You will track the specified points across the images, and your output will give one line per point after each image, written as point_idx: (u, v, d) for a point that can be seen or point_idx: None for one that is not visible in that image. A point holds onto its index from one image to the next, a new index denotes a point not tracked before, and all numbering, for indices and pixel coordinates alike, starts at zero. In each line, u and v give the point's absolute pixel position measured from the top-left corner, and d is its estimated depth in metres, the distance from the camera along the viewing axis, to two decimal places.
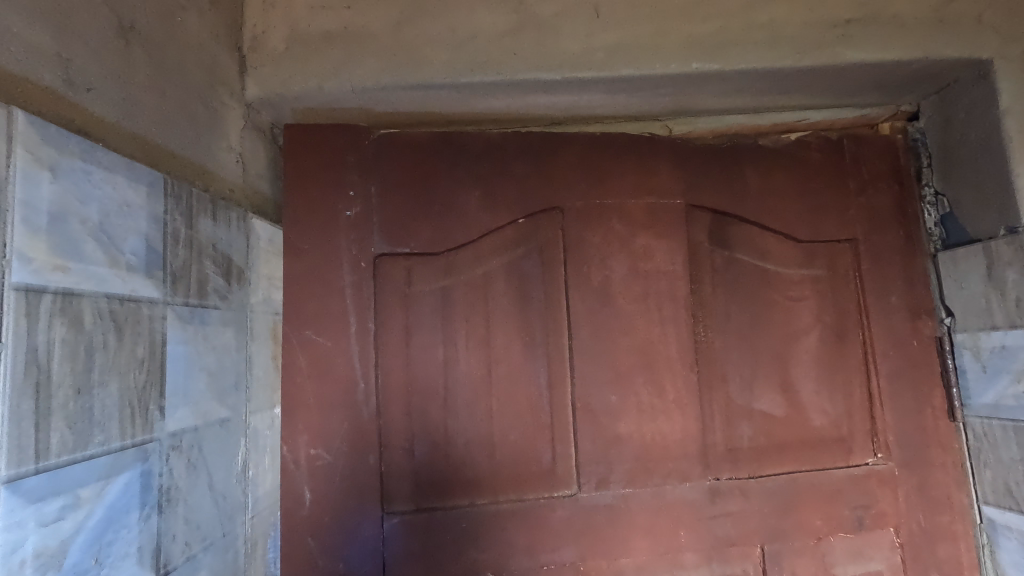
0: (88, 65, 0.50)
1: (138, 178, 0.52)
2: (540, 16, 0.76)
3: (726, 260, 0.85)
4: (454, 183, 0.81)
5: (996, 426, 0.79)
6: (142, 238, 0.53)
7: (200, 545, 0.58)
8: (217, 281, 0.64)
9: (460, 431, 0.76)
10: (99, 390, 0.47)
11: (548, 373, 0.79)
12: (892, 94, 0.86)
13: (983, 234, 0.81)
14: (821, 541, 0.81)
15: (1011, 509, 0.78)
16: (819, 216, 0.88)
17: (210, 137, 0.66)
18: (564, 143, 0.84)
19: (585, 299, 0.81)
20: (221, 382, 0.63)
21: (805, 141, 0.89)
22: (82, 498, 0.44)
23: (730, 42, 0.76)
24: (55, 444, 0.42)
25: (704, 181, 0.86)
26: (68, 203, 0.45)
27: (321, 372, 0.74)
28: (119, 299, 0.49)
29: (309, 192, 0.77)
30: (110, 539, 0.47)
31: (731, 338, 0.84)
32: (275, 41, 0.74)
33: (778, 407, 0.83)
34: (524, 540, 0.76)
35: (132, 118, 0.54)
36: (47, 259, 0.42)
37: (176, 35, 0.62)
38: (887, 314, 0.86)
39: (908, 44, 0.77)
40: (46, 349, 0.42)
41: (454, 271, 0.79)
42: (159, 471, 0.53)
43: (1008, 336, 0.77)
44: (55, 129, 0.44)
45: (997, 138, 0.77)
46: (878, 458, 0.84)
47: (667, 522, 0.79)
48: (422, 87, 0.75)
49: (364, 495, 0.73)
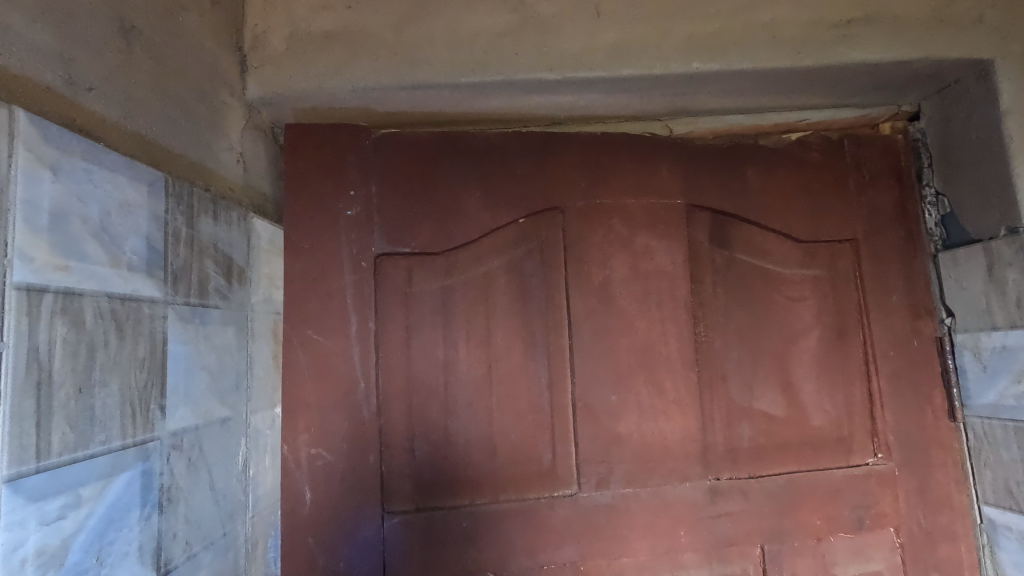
0: (90, 65, 0.50)
1: (139, 178, 0.53)
2: (541, 16, 0.76)
3: (727, 260, 0.85)
4: (454, 183, 0.81)
5: (996, 426, 0.79)
6: (143, 237, 0.53)
7: (201, 545, 0.58)
8: (218, 281, 0.64)
9: (461, 430, 0.76)
10: (100, 389, 0.47)
11: (548, 373, 0.79)
12: (893, 95, 0.86)
13: (984, 235, 0.81)
14: (821, 541, 0.81)
15: (1011, 510, 0.78)
16: (820, 216, 0.88)
17: (211, 136, 0.66)
18: (564, 143, 0.84)
19: (585, 298, 0.81)
20: (222, 382, 0.63)
21: (805, 141, 0.89)
22: (83, 497, 0.44)
23: (731, 42, 0.76)
24: (56, 443, 0.42)
25: (705, 181, 0.86)
26: (69, 203, 0.45)
27: (321, 372, 0.75)
28: (120, 298, 0.49)
29: (309, 191, 0.77)
30: (111, 538, 0.47)
31: (731, 338, 0.84)
32: (276, 40, 0.74)
33: (778, 407, 0.83)
34: (524, 540, 0.76)
35: (133, 118, 0.54)
36: (49, 259, 0.42)
37: (177, 35, 0.62)
38: (887, 313, 0.86)
39: (909, 44, 0.77)
40: (48, 348, 0.42)
41: (454, 271, 0.79)
42: (159, 470, 0.53)
43: (1009, 336, 0.77)
44: (57, 129, 0.44)
45: (997, 139, 0.77)
46: (878, 458, 0.84)
47: (667, 522, 0.79)
48: (423, 87, 0.75)
49: (364, 494, 0.73)
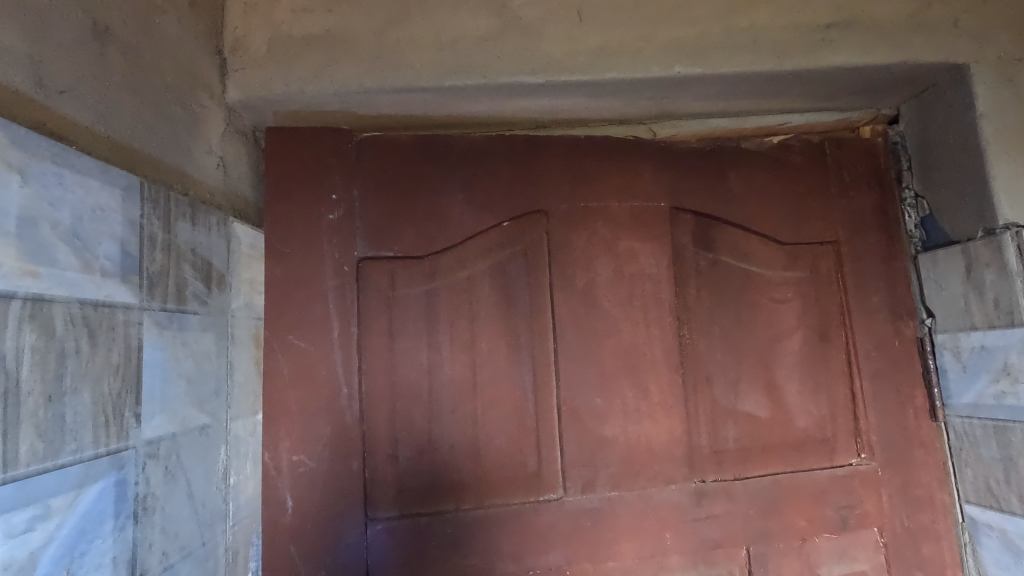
0: (60, 68, 0.49)
1: (113, 182, 0.52)
2: (523, 20, 0.76)
3: (710, 263, 0.85)
4: (438, 187, 0.80)
5: (977, 425, 0.80)
6: (116, 242, 0.52)
7: (178, 555, 0.57)
8: (196, 286, 0.63)
9: (445, 434, 0.76)
10: (71, 398, 0.46)
11: (532, 376, 0.79)
12: (872, 98, 0.87)
13: (962, 236, 0.82)
14: (806, 542, 0.82)
15: (992, 508, 0.78)
16: (802, 218, 0.88)
17: (189, 138, 0.65)
18: (548, 146, 0.84)
19: (570, 302, 0.81)
20: (201, 389, 0.62)
21: (787, 144, 0.90)
22: (53, 508, 0.43)
23: (712, 46, 0.76)
24: (24, 453, 0.41)
25: (688, 183, 0.86)
26: (39, 208, 0.44)
27: (304, 377, 0.74)
28: (93, 305, 0.48)
29: (291, 195, 0.77)
30: (83, 549, 0.46)
31: (715, 339, 0.84)
32: (257, 43, 0.73)
33: (763, 409, 0.84)
34: (509, 545, 0.75)
35: (106, 120, 0.53)
36: (17, 265, 0.41)
37: (154, 38, 0.61)
38: (869, 314, 0.87)
39: (887, 48, 0.77)
40: (15, 356, 0.41)
41: (438, 275, 0.78)
42: (134, 480, 0.52)
43: (987, 337, 0.78)
44: (26, 132, 0.43)
45: (974, 142, 0.78)
46: (862, 458, 0.84)
47: (653, 524, 0.79)
48: (405, 91, 0.74)
49: (348, 500, 0.73)
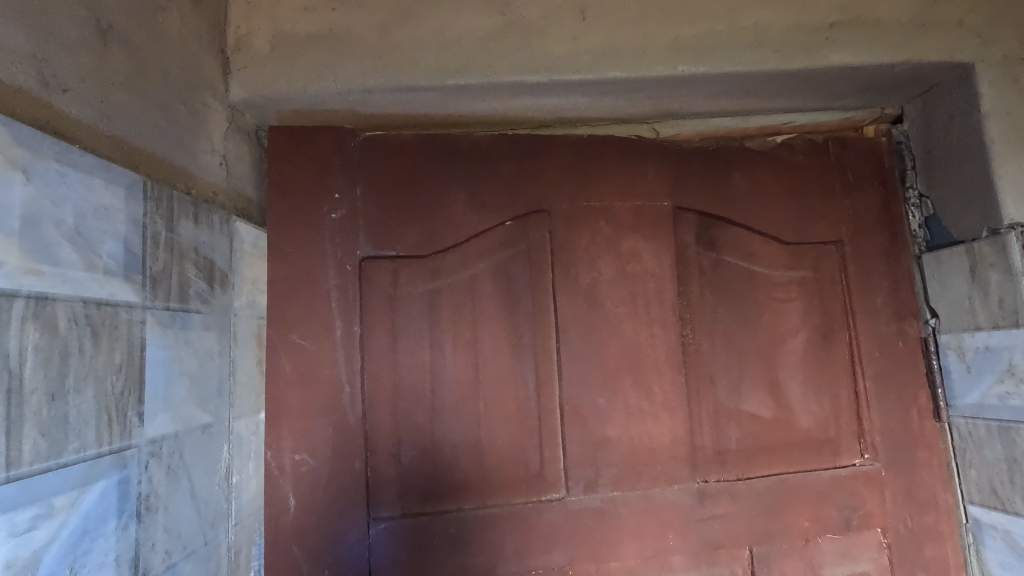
0: (64, 66, 0.49)
1: (116, 180, 0.52)
2: (526, 18, 0.75)
3: (714, 262, 0.85)
4: (441, 186, 0.80)
5: (980, 426, 0.80)
6: (119, 241, 0.52)
7: (181, 554, 0.57)
8: (199, 285, 0.63)
9: (448, 434, 0.76)
10: (74, 397, 0.46)
11: (535, 376, 0.79)
12: (876, 98, 0.87)
13: (966, 236, 0.81)
14: (809, 543, 0.81)
15: (996, 509, 0.78)
16: (805, 218, 0.88)
17: (192, 137, 0.65)
18: (551, 145, 0.84)
19: (573, 301, 0.80)
20: (204, 388, 0.62)
21: (791, 143, 0.90)
22: (55, 507, 0.43)
23: (716, 45, 0.76)
24: (27, 451, 0.41)
25: (691, 182, 0.86)
26: (42, 206, 0.44)
27: (306, 377, 0.74)
28: (96, 304, 0.48)
29: (294, 194, 0.76)
30: (85, 549, 0.46)
31: (718, 339, 0.84)
32: (260, 41, 0.73)
33: (766, 409, 0.83)
34: (511, 545, 0.75)
35: (109, 119, 0.53)
36: (20, 263, 0.41)
37: (157, 36, 0.61)
38: (873, 314, 0.87)
39: (892, 47, 0.77)
40: (18, 355, 0.41)
41: (441, 274, 0.78)
42: (137, 479, 0.52)
43: (992, 337, 0.77)
44: (29, 130, 0.43)
45: (979, 141, 0.78)
46: (865, 458, 0.84)
47: (655, 524, 0.78)
48: (409, 89, 0.74)
49: (350, 499, 0.72)
